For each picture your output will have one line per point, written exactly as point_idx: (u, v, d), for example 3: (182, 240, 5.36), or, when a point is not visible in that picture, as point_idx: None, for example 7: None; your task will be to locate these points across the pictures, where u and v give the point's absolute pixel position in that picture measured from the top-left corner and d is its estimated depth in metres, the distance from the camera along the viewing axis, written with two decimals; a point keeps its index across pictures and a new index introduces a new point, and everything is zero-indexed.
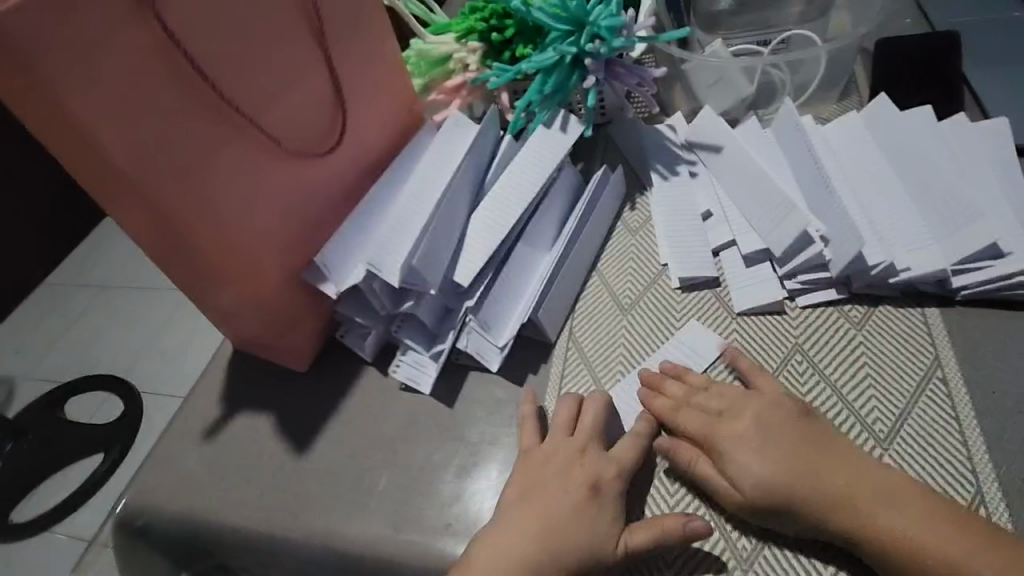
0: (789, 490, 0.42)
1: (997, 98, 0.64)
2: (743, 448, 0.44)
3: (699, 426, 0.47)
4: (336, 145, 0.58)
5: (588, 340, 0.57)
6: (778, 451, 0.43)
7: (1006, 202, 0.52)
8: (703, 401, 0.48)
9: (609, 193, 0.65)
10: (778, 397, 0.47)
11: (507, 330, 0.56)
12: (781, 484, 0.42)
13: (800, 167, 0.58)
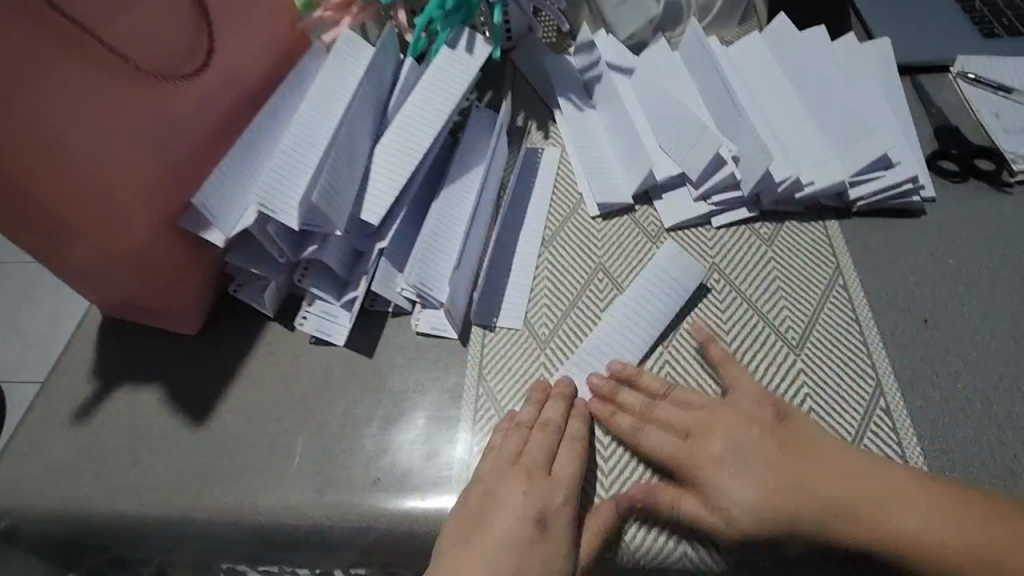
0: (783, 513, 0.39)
1: (882, 18, 0.65)
2: (722, 471, 0.41)
3: (668, 449, 0.43)
4: (201, 67, 0.49)
5: (512, 276, 0.54)
6: (755, 481, 0.40)
7: (891, 115, 0.55)
8: (668, 417, 0.44)
9: (533, 169, 0.61)
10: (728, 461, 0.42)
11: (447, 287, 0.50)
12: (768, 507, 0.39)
13: (711, 89, 0.57)
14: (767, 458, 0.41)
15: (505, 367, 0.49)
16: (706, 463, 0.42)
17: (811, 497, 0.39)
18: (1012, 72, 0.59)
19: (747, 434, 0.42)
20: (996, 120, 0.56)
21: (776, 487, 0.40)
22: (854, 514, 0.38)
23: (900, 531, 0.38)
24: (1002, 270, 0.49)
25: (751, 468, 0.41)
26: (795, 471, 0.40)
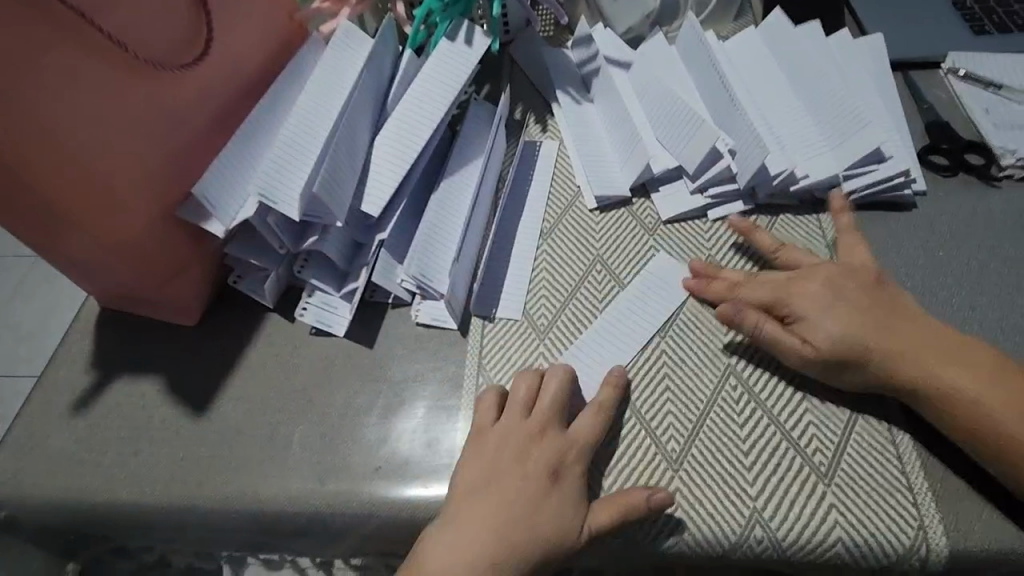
0: (863, 343, 0.43)
1: (875, 15, 0.66)
2: (815, 308, 0.45)
3: (767, 293, 0.48)
4: (200, 58, 0.49)
5: (511, 267, 0.54)
6: (840, 316, 0.45)
7: (884, 109, 0.56)
8: (751, 289, 0.49)
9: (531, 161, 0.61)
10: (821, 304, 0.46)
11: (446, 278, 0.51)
12: (856, 337, 0.44)
13: (708, 83, 0.58)
14: (860, 300, 0.45)
15: (505, 356, 0.50)
16: (808, 310, 0.46)
17: (889, 333, 0.44)
18: (1002, 68, 0.60)
19: (844, 284, 0.46)
20: (986, 115, 0.57)
21: (871, 330, 0.44)
22: (926, 361, 0.43)
23: (959, 384, 0.42)
24: (991, 261, 0.50)
25: (858, 318, 0.44)
26: (889, 328, 0.44)
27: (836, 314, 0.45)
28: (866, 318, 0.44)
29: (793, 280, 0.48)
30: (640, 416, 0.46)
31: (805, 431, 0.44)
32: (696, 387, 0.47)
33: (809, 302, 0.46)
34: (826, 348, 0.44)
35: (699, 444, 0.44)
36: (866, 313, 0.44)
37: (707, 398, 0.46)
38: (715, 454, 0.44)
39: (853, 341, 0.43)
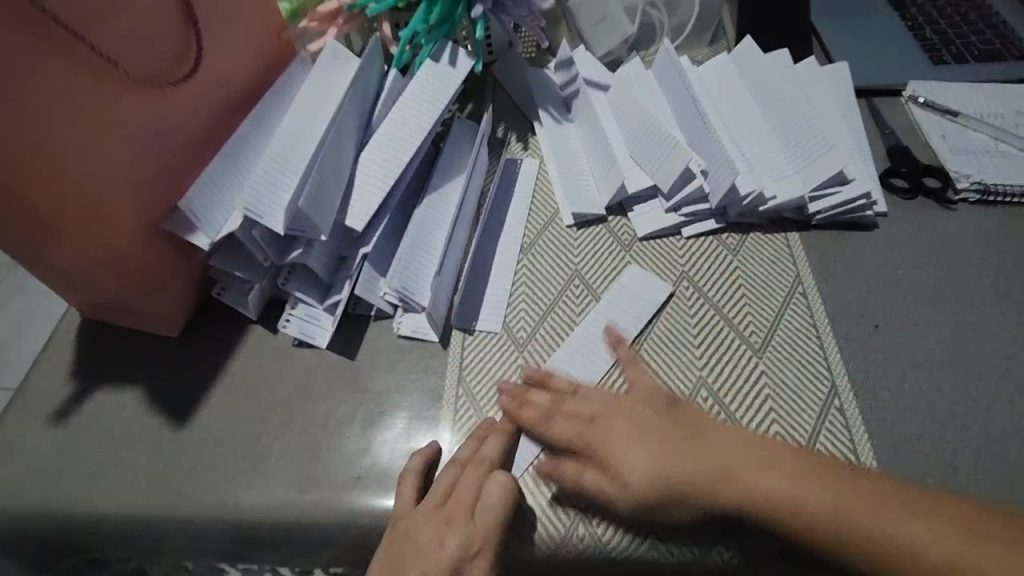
0: (671, 481, 0.42)
1: (840, 42, 0.70)
2: (622, 442, 0.44)
3: (572, 431, 0.45)
4: (190, 75, 0.50)
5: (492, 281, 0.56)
6: (650, 452, 0.43)
7: (847, 134, 0.59)
8: (574, 405, 0.47)
9: (509, 179, 0.63)
10: (641, 418, 0.45)
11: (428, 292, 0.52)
12: (664, 472, 0.42)
13: (682, 106, 0.61)
14: (657, 434, 0.44)
15: (485, 369, 0.51)
16: (611, 449, 0.44)
17: (688, 472, 0.41)
18: (957, 96, 0.64)
19: (642, 420, 0.45)
20: (943, 140, 0.60)
21: (666, 458, 0.42)
22: (738, 479, 0.41)
23: (778, 510, 0.39)
24: (946, 279, 0.53)
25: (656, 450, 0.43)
26: (690, 456, 0.42)
27: (643, 450, 0.43)
28: (669, 452, 0.43)
29: (595, 420, 0.46)
30: None
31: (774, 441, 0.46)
32: None
33: (609, 441, 0.44)
34: (637, 491, 0.42)
35: None
36: (672, 446, 0.43)
37: None
38: None
39: (658, 475, 0.42)
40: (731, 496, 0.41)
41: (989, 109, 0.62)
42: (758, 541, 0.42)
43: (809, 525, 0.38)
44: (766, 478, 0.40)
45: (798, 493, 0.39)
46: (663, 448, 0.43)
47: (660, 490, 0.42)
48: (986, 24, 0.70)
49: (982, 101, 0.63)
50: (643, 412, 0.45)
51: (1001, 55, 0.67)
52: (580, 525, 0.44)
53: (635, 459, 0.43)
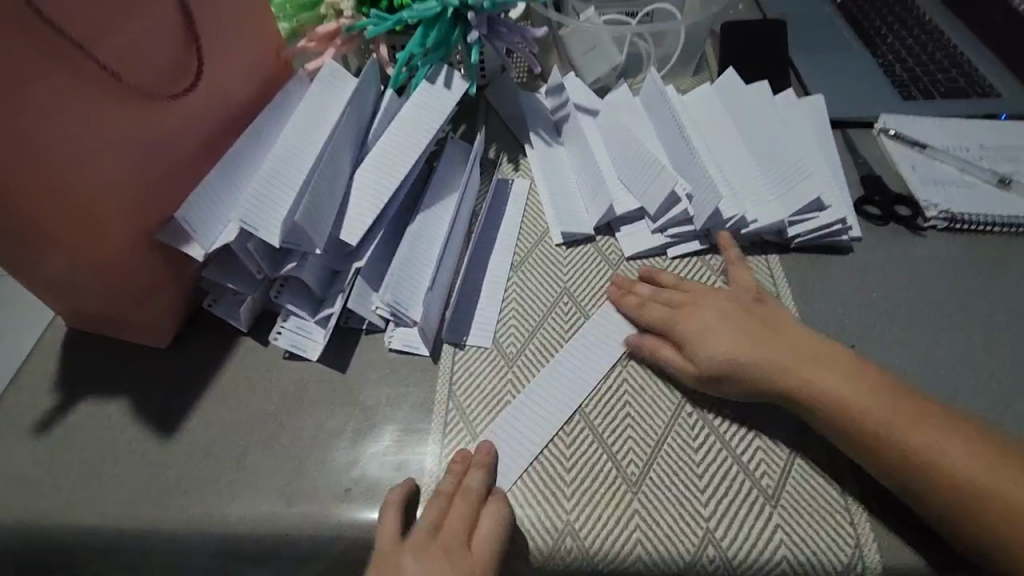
0: (736, 362, 0.47)
1: (816, 77, 0.73)
2: (700, 331, 0.50)
3: (660, 316, 0.52)
4: (189, 89, 0.51)
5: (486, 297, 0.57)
6: (724, 337, 0.49)
7: (824, 163, 0.62)
8: (667, 297, 0.54)
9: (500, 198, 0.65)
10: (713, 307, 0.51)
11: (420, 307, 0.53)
12: (732, 355, 0.48)
13: (667, 132, 0.63)
14: (741, 323, 0.50)
15: (474, 383, 0.52)
16: (688, 334, 0.50)
17: (757, 357, 0.47)
18: (926, 130, 0.67)
19: (729, 311, 0.51)
20: (913, 171, 0.63)
21: (738, 346, 0.48)
22: (795, 369, 0.46)
23: (826, 391, 0.45)
24: (918, 302, 0.55)
25: (726, 340, 0.48)
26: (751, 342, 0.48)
27: (716, 335, 0.49)
28: (745, 335, 0.48)
29: (682, 309, 0.52)
30: (601, 438, 0.48)
31: (755, 458, 0.47)
32: (654, 412, 0.50)
33: (694, 324, 0.50)
34: (704, 367, 0.48)
35: (657, 467, 0.47)
36: (750, 336, 0.48)
37: (665, 423, 0.49)
38: (671, 477, 0.46)
39: (732, 360, 0.47)
40: (779, 381, 0.46)
41: (955, 143, 0.66)
42: (761, 516, 0.45)
43: (841, 403, 0.44)
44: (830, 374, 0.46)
45: (842, 390, 0.45)
46: (742, 335, 0.48)
47: (727, 364, 0.48)
48: (951, 63, 0.74)
49: (949, 135, 0.66)
50: (717, 308, 0.51)
51: (965, 92, 0.71)
52: (568, 538, 0.44)
53: (706, 340, 0.49)
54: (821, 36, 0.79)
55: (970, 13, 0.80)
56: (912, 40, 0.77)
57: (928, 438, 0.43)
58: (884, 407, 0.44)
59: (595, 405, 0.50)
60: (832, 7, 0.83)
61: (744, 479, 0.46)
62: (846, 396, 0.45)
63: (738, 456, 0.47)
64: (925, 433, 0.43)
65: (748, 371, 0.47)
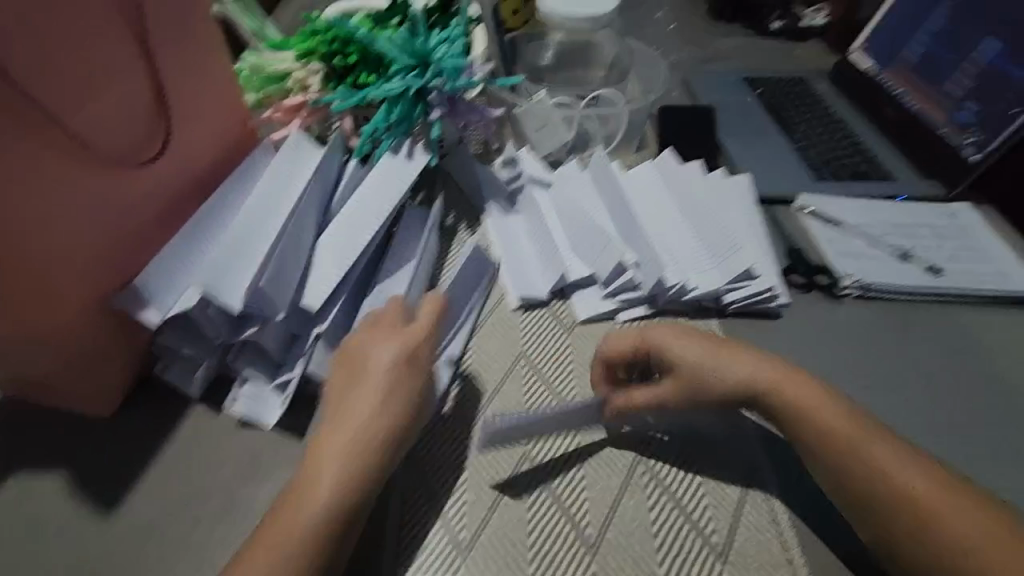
0: (711, 364, 0.50)
1: (742, 158, 0.82)
2: (671, 336, 0.53)
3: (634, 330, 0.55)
4: (157, 156, 0.52)
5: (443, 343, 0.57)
6: (694, 341, 0.52)
7: (753, 235, 0.69)
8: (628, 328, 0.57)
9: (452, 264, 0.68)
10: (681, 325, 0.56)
11: None
12: (706, 356, 0.51)
13: (613, 204, 0.69)
14: (706, 336, 0.53)
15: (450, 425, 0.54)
16: (665, 341, 0.53)
17: (726, 365, 0.50)
18: (837, 207, 0.75)
19: (692, 330, 0.55)
20: (829, 245, 0.71)
21: (709, 352, 0.51)
22: (769, 374, 0.49)
23: (802, 402, 0.48)
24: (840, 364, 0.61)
25: (697, 351, 0.51)
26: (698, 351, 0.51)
27: (693, 342, 0.52)
28: (708, 342, 0.52)
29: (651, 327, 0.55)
30: (559, 500, 0.50)
31: (706, 515, 0.49)
32: (612, 474, 0.51)
33: (668, 334, 0.53)
34: (683, 375, 0.51)
35: (614, 530, 0.48)
36: (715, 342, 0.52)
37: (620, 484, 0.51)
38: (628, 538, 0.48)
39: (702, 358, 0.51)
40: (748, 384, 0.49)
41: (862, 220, 0.74)
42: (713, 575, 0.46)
43: (817, 417, 0.47)
44: (803, 385, 0.49)
45: (815, 397, 0.48)
46: (708, 341, 0.52)
47: (698, 371, 0.51)
48: (855, 149, 0.85)
49: (857, 213, 0.75)
50: (686, 327, 0.55)
51: (867, 175, 0.81)
52: None
53: (685, 345, 0.52)
54: (745, 122, 0.89)
55: (867, 108, 0.92)
56: (821, 128, 0.88)
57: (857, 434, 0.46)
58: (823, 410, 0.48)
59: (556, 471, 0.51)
60: (752, 96, 0.94)
61: (697, 539, 0.48)
62: (830, 413, 0.47)
63: (689, 514, 0.49)
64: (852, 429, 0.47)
65: (717, 375, 0.50)
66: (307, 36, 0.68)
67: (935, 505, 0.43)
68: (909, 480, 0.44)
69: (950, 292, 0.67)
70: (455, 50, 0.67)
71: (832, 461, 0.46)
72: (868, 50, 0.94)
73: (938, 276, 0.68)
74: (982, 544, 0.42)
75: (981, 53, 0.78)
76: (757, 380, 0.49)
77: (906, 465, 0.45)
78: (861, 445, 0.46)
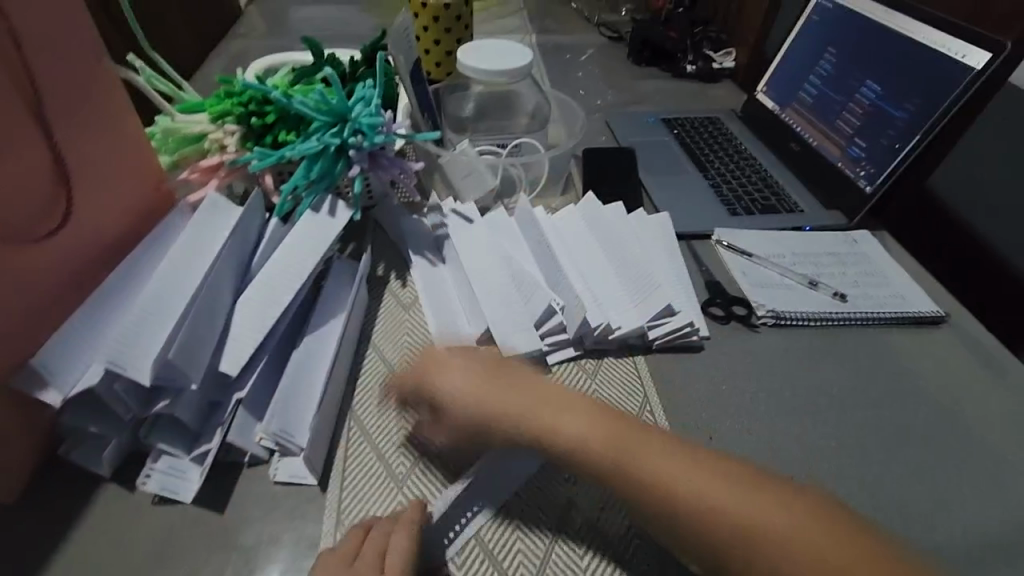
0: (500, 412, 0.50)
1: (661, 196, 0.86)
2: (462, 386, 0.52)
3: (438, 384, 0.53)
4: (56, 229, 0.50)
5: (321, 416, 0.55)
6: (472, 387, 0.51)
7: (671, 271, 0.72)
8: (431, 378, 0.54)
9: (380, 316, 0.68)
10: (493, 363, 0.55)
11: (307, 433, 0.53)
12: (490, 411, 0.50)
13: (537, 247, 0.71)
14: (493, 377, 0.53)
15: (368, 488, 0.53)
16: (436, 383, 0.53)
17: (501, 409, 0.50)
18: (750, 240, 0.80)
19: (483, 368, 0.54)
20: (744, 277, 0.75)
21: (487, 398, 0.50)
22: (537, 415, 0.49)
23: (579, 436, 0.47)
24: (759, 392, 0.64)
25: (492, 390, 0.51)
26: (515, 403, 0.50)
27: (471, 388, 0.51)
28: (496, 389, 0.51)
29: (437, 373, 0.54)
30: (492, 553, 0.50)
31: (637, 556, 0.50)
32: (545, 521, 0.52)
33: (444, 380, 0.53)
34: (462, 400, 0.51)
35: None
36: (496, 386, 0.51)
37: (552, 530, 0.51)
38: None
39: (484, 413, 0.50)
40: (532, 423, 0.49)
41: (774, 251, 0.79)
42: None
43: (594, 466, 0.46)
44: (581, 418, 0.48)
45: (576, 426, 0.47)
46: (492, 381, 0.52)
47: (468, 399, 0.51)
48: (765, 184, 0.91)
49: (768, 245, 0.80)
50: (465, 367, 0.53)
51: (776, 208, 0.86)
52: None
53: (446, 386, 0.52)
54: (664, 162, 0.93)
55: (775, 145, 0.98)
56: (733, 165, 0.93)
57: (689, 472, 0.44)
58: (652, 453, 0.46)
59: (494, 524, 0.51)
60: (670, 136, 0.99)
61: None
62: (600, 448, 0.46)
63: (619, 555, 0.50)
64: (682, 467, 0.45)
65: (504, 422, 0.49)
66: (221, 99, 0.68)
67: (759, 515, 0.42)
68: (713, 493, 0.43)
69: (855, 316, 0.71)
70: (371, 108, 0.67)
71: (704, 539, 0.42)
72: (770, 92, 1.03)
73: (843, 301, 0.73)
74: (815, 547, 0.40)
75: (864, 94, 0.85)
76: (587, 461, 0.46)
77: (762, 502, 0.42)
78: (701, 487, 0.43)
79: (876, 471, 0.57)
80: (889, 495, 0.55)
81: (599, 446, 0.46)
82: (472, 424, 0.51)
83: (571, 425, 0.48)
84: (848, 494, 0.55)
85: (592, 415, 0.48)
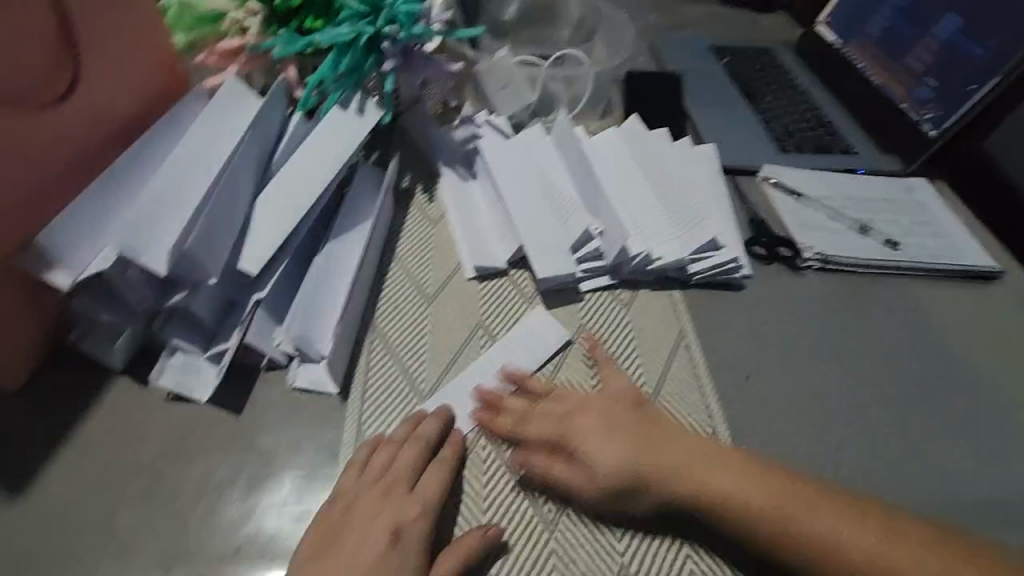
0: (634, 466, 0.45)
1: (708, 128, 0.80)
2: (593, 438, 0.46)
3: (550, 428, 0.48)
4: (62, 100, 0.46)
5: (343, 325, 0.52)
6: (616, 439, 0.46)
7: (717, 205, 0.68)
8: (548, 406, 0.49)
9: (406, 229, 0.64)
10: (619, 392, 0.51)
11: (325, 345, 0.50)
12: (628, 462, 0.45)
13: (577, 168, 0.66)
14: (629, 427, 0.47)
15: (392, 403, 0.51)
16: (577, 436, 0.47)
17: (656, 459, 0.45)
18: (798, 179, 0.75)
19: (618, 416, 0.48)
20: (791, 217, 0.70)
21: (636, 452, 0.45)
22: (693, 470, 0.44)
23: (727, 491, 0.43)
24: (801, 337, 0.61)
25: (625, 442, 0.46)
26: (660, 465, 0.44)
27: (608, 440, 0.46)
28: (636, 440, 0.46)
29: (572, 412, 0.49)
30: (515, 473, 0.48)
31: None
32: None
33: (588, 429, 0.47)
34: (602, 463, 0.45)
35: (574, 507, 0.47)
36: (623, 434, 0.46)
37: None
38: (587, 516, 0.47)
39: (628, 461, 0.45)
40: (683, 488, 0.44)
41: (824, 192, 0.74)
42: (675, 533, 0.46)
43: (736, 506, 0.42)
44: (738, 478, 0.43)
45: (731, 484, 0.43)
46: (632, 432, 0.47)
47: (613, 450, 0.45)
48: (818, 122, 0.84)
49: (818, 186, 0.74)
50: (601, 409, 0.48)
51: (829, 148, 0.80)
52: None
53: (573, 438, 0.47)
54: (712, 93, 0.86)
55: (832, 82, 0.90)
56: (786, 101, 0.87)
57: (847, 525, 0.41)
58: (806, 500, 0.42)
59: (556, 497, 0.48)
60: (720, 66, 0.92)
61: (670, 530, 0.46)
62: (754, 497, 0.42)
63: None
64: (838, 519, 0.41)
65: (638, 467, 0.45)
66: None
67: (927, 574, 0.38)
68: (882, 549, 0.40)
69: (903, 266, 0.67)
70: None
71: None
72: (831, 25, 0.93)
73: (892, 250, 0.68)
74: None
75: (940, 31, 0.78)
76: (729, 514, 0.42)
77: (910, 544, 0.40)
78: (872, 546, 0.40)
79: (918, 424, 0.55)
80: (927, 451, 0.54)
81: (757, 504, 0.42)
82: (606, 469, 0.45)
83: (722, 484, 0.43)
84: (885, 444, 0.54)
85: (739, 467, 0.44)
